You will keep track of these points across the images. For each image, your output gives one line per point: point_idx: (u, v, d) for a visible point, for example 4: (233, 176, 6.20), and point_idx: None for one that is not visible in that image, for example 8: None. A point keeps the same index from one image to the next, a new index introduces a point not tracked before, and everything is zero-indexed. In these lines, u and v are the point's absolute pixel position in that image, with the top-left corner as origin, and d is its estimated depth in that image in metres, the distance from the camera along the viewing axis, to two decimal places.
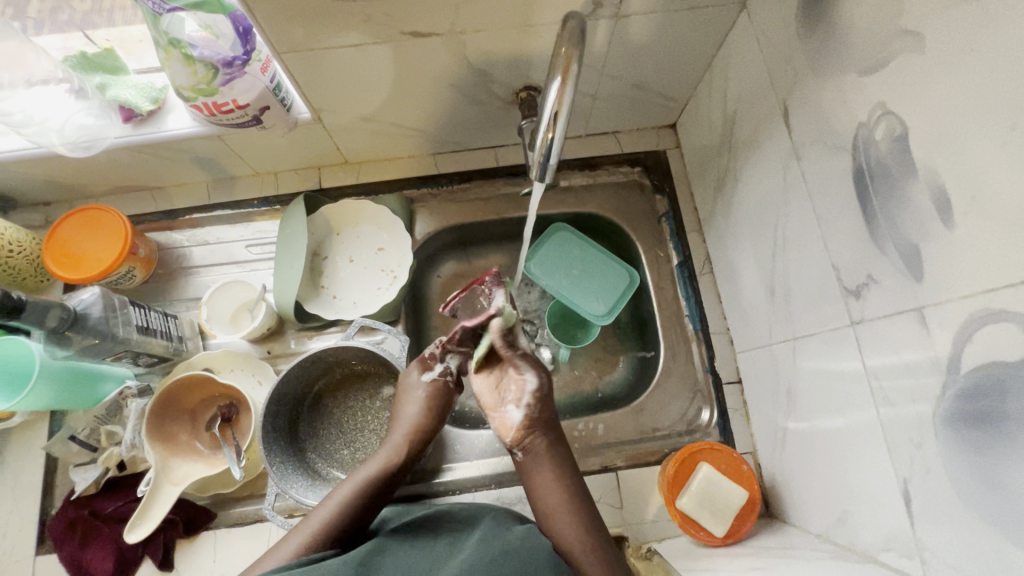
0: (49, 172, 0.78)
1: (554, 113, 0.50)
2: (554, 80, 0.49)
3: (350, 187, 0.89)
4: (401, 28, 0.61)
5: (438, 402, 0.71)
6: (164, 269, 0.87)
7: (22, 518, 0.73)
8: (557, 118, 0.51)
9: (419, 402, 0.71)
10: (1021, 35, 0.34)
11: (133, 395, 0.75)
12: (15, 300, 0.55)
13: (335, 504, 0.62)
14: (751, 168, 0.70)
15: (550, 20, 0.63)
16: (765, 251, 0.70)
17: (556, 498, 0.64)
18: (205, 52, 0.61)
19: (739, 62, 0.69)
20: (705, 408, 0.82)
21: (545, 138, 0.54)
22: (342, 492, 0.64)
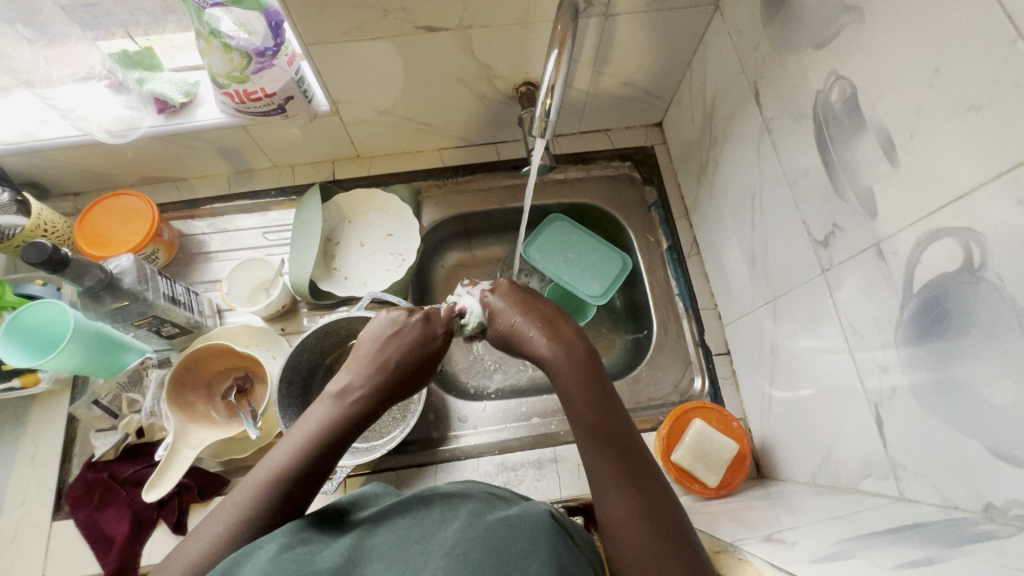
0: (84, 161, 0.85)
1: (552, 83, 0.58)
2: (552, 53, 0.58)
3: (362, 179, 0.96)
4: (416, 23, 0.69)
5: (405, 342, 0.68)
6: (183, 254, 0.92)
7: (41, 484, 0.76)
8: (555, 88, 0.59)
9: (383, 338, 0.67)
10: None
11: (154, 365, 0.79)
12: (63, 256, 0.59)
13: (291, 449, 0.58)
14: (729, 150, 0.78)
15: (548, 17, 0.72)
16: (745, 223, 0.77)
17: (588, 414, 0.59)
18: (241, 43, 0.68)
19: (714, 57, 0.78)
20: (697, 378, 0.86)
21: (544, 106, 0.62)
22: (296, 438, 0.59)
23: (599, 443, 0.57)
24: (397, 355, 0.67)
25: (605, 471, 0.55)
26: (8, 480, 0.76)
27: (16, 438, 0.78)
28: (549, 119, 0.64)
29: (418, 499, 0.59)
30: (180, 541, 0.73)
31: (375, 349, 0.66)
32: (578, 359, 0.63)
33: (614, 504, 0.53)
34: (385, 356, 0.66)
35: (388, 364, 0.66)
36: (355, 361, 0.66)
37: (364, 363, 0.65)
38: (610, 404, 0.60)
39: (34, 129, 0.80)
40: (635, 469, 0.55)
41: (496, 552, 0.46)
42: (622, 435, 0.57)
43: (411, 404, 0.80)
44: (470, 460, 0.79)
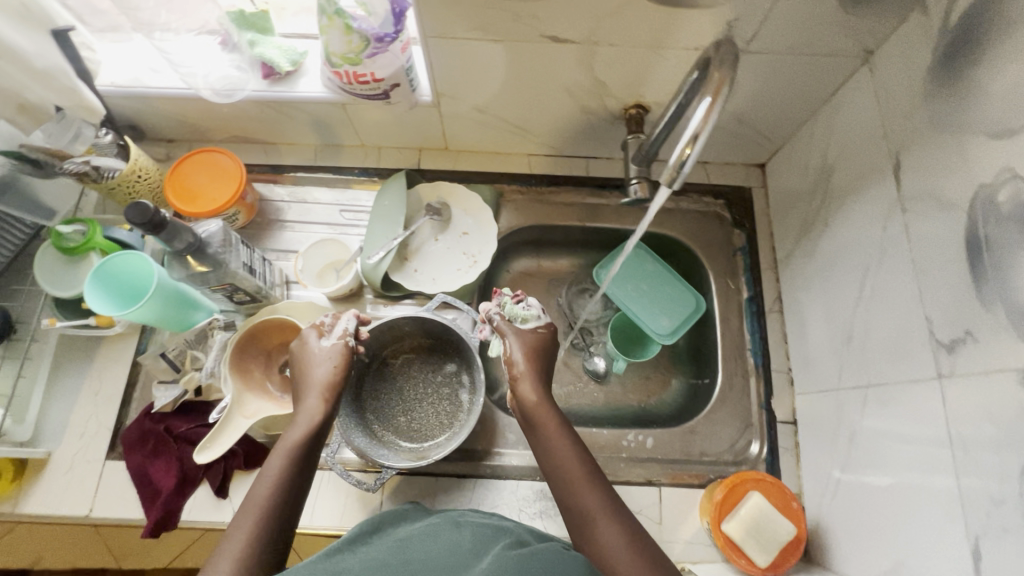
0: (184, 112, 0.85)
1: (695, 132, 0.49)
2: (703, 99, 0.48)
3: (446, 172, 0.94)
4: (543, 31, 0.66)
5: (343, 365, 0.67)
6: (261, 218, 0.92)
7: (100, 422, 0.78)
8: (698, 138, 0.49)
9: (329, 361, 0.67)
10: None
11: (220, 327, 0.80)
12: (161, 218, 0.59)
13: (273, 473, 0.58)
14: (845, 216, 0.72)
15: (680, 45, 0.67)
16: (846, 296, 0.71)
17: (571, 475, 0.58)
18: (362, 25, 0.66)
19: (849, 113, 0.72)
20: (755, 441, 0.82)
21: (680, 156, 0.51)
22: (271, 468, 0.59)
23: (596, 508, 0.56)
24: (344, 374, 0.68)
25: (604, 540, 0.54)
26: (70, 412, 0.78)
27: (83, 372, 0.80)
28: (681, 168, 0.52)
29: (450, 522, 0.60)
30: (220, 504, 0.75)
31: (309, 378, 0.66)
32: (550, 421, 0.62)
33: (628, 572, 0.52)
34: (332, 384, 0.66)
35: (334, 383, 0.66)
36: (308, 390, 0.65)
37: (311, 396, 0.65)
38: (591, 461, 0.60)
39: (143, 76, 0.80)
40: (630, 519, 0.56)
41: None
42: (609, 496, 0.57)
43: (462, 414, 0.80)
44: (509, 481, 0.79)
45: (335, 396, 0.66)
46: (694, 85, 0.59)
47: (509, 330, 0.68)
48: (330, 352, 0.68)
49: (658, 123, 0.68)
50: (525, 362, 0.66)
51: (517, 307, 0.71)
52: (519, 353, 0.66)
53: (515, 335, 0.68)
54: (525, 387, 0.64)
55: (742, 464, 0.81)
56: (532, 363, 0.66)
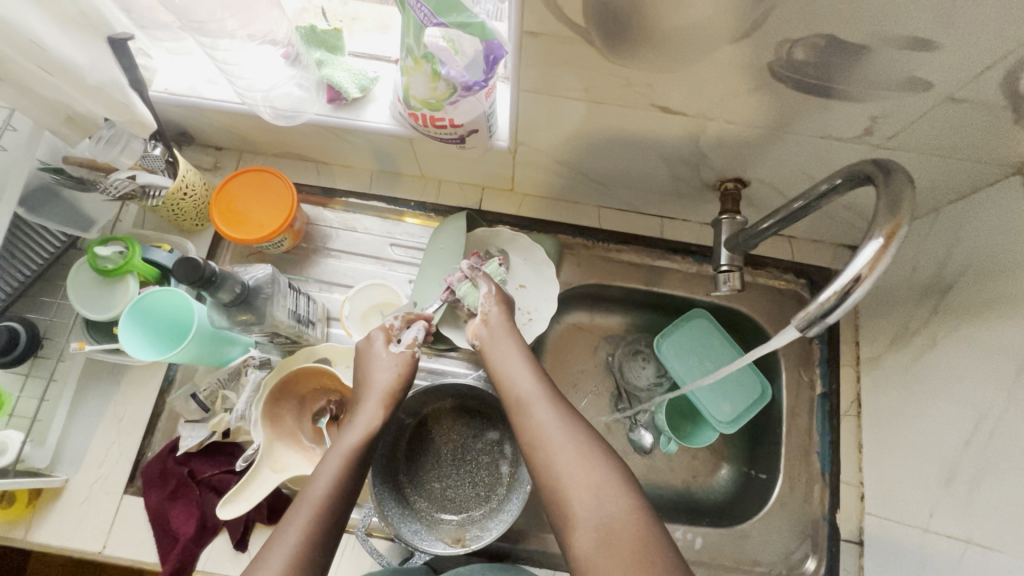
0: (238, 125, 0.78)
1: (858, 276, 0.41)
2: (871, 239, 0.42)
3: (508, 215, 0.87)
4: (655, 101, 0.58)
5: (408, 372, 0.67)
6: (306, 243, 0.86)
7: (121, 452, 0.74)
8: (857, 283, 0.42)
9: (391, 367, 0.66)
10: None
11: (254, 365, 0.75)
12: (208, 272, 0.53)
13: (330, 473, 0.57)
14: (961, 340, 0.64)
15: (808, 132, 0.59)
16: (950, 430, 0.64)
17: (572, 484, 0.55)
18: (452, 72, 0.58)
19: (984, 224, 0.63)
20: (813, 556, 0.76)
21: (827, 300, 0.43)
22: (326, 470, 0.58)
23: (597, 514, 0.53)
24: (406, 383, 0.67)
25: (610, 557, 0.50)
26: (91, 437, 0.74)
27: (108, 395, 0.75)
28: (824, 314, 0.44)
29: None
30: (238, 557, 0.70)
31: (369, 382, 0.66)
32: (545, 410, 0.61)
33: None
34: (391, 391, 0.65)
35: (395, 391, 0.65)
36: (367, 395, 0.64)
37: (370, 401, 0.64)
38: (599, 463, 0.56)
39: (200, 87, 0.73)
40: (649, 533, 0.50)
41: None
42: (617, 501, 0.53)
43: (501, 490, 0.74)
44: (544, 568, 0.73)
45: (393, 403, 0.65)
46: (831, 194, 0.51)
47: (485, 277, 0.73)
48: (392, 356, 0.67)
49: (770, 216, 0.61)
50: (498, 304, 0.71)
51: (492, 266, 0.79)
52: (498, 310, 0.70)
53: (493, 283, 0.73)
54: (498, 325, 0.69)
55: None
56: (508, 317, 0.70)
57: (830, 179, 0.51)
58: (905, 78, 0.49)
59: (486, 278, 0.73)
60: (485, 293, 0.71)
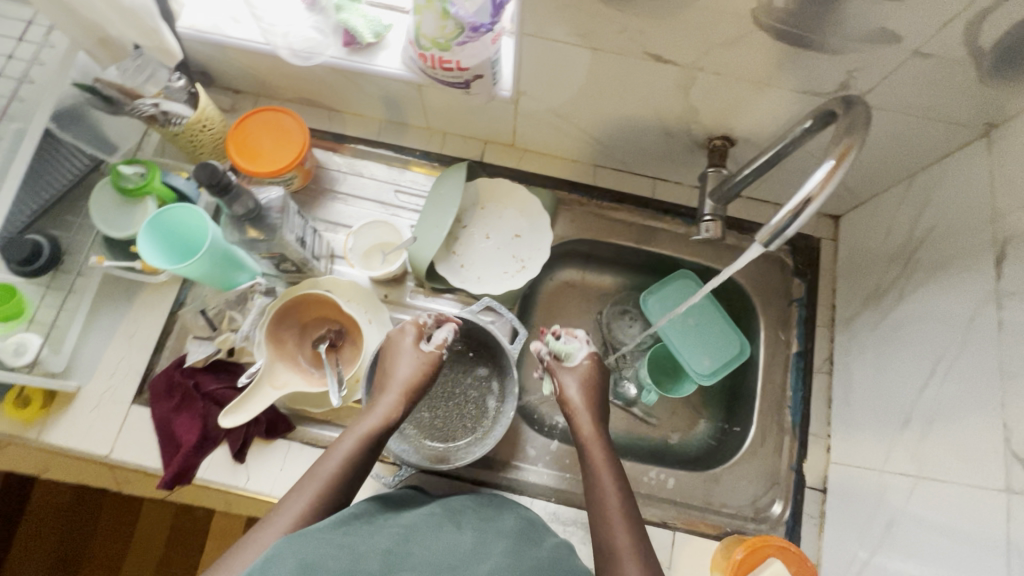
0: (257, 66, 0.83)
1: (808, 198, 0.46)
2: (825, 161, 0.46)
3: (508, 169, 0.91)
4: (648, 49, 0.62)
5: (433, 369, 0.70)
6: (315, 185, 0.90)
7: (130, 365, 0.78)
8: (808, 204, 0.47)
9: (414, 362, 0.69)
10: None
11: (260, 292, 0.80)
12: (226, 181, 0.58)
13: (343, 453, 0.62)
14: (925, 294, 0.68)
15: (790, 86, 0.63)
16: (910, 379, 0.68)
17: (602, 501, 0.64)
18: (461, 12, 0.62)
19: (952, 185, 0.67)
20: (779, 502, 0.80)
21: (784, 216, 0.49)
22: (343, 447, 0.63)
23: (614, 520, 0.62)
24: (428, 379, 0.69)
25: (616, 549, 0.60)
26: (103, 350, 0.78)
27: (121, 312, 0.80)
28: (783, 230, 0.50)
29: (448, 519, 0.63)
30: (236, 468, 0.75)
31: (394, 376, 0.68)
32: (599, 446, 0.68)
33: None
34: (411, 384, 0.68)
35: (417, 385, 0.68)
36: (389, 385, 0.67)
37: (390, 396, 0.66)
38: (628, 491, 0.65)
39: (223, 24, 0.77)
40: (649, 552, 0.60)
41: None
42: (631, 514, 0.63)
43: (488, 422, 0.78)
44: (523, 496, 0.78)
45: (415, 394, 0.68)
46: (803, 136, 0.55)
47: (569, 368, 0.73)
48: (412, 350, 0.70)
49: (745, 168, 0.66)
50: (574, 403, 0.71)
51: (562, 343, 0.75)
52: (582, 385, 0.72)
53: (561, 374, 0.73)
54: (583, 434, 0.69)
55: (762, 523, 0.79)
56: (593, 391, 0.72)
57: (800, 122, 0.55)
58: (875, 29, 0.53)
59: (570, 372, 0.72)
60: (565, 386, 0.72)
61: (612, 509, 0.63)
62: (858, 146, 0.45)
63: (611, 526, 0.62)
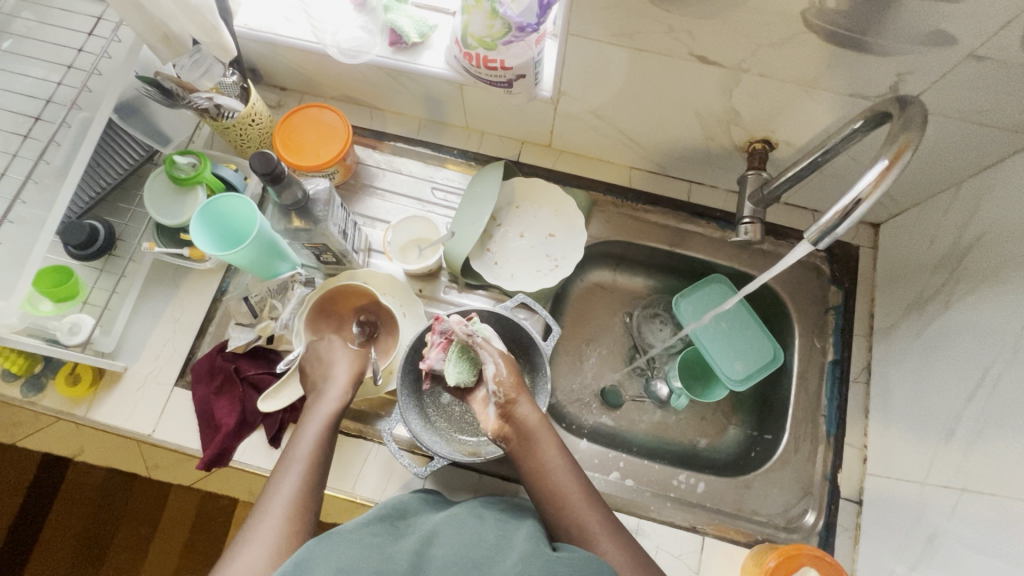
0: (306, 65, 0.86)
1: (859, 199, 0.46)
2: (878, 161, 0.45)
3: (543, 170, 0.92)
4: (693, 50, 0.63)
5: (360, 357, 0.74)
6: (354, 181, 0.92)
7: (174, 348, 0.81)
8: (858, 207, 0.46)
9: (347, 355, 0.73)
10: None
11: (300, 282, 0.82)
12: (278, 170, 0.60)
13: (313, 436, 0.64)
14: (972, 303, 0.67)
15: (837, 89, 0.62)
16: (956, 390, 0.66)
17: (558, 485, 0.64)
18: (509, 11, 0.64)
19: (1005, 192, 0.65)
20: (812, 512, 0.79)
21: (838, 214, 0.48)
22: (315, 423, 0.66)
23: (575, 499, 0.63)
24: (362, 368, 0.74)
25: (587, 524, 0.61)
26: (150, 333, 0.81)
27: (168, 297, 0.83)
28: (833, 228, 0.49)
29: (473, 514, 0.59)
30: (272, 452, 0.77)
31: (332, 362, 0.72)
32: (543, 430, 0.66)
33: (609, 551, 0.59)
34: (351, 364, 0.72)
35: (352, 368, 0.72)
36: (330, 375, 0.70)
37: (335, 389, 0.69)
38: (572, 463, 0.66)
39: (276, 24, 0.80)
40: (612, 518, 0.63)
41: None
42: (590, 490, 0.64)
43: None
44: None
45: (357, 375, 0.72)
46: (852, 137, 0.55)
47: (492, 349, 0.69)
48: (341, 348, 0.74)
49: (779, 177, 0.67)
50: (507, 385, 0.67)
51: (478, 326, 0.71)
52: (507, 369, 0.68)
53: (489, 355, 0.68)
54: (520, 421, 0.66)
55: (794, 532, 0.77)
56: (516, 372, 0.69)
57: (849, 123, 0.54)
58: (929, 31, 0.53)
59: (494, 351, 0.69)
60: (490, 371, 0.67)
61: (565, 488, 0.63)
62: (913, 145, 0.44)
63: (572, 507, 0.62)
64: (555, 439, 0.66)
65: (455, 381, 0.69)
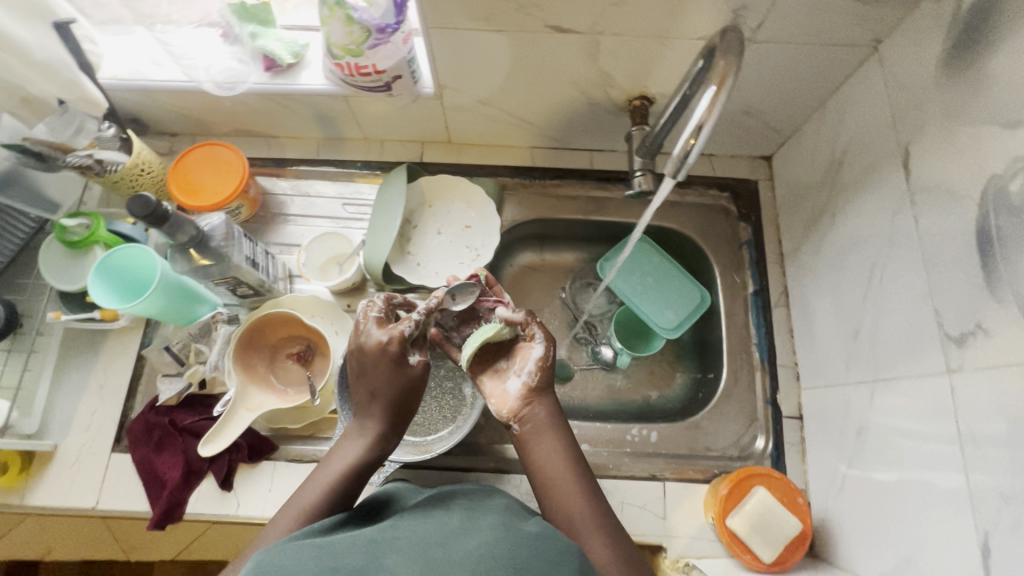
0: (189, 106, 0.85)
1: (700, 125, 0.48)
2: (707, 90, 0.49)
3: (448, 165, 0.94)
4: (546, 21, 0.65)
5: (392, 353, 0.65)
6: (264, 212, 0.92)
7: (105, 415, 0.79)
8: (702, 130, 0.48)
9: (379, 359, 0.65)
10: None
11: (223, 321, 0.81)
12: (162, 211, 0.59)
13: (322, 488, 0.61)
14: (851, 209, 0.71)
15: (686, 34, 0.66)
16: (854, 291, 0.70)
17: (561, 481, 0.62)
18: (364, 16, 0.66)
19: (859, 102, 0.70)
20: (760, 436, 0.82)
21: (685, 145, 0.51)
22: (327, 475, 0.63)
23: (573, 495, 0.61)
24: (398, 371, 0.65)
25: (580, 522, 0.59)
26: (76, 405, 0.79)
27: (89, 365, 0.81)
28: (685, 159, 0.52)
29: (435, 506, 0.59)
30: (225, 496, 0.75)
31: (372, 386, 0.65)
32: (551, 427, 0.66)
33: (598, 552, 0.56)
34: (391, 391, 0.65)
35: (390, 399, 0.65)
36: (364, 397, 0.66)
37: (364, 429, 0.65)
38: (580, 461, 0.64)
39: (145, 69, 0.80)
40: (611, 520, 0.60)
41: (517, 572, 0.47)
42: (593, 490, 0.62)
43: (466, 407, 0.79)
44: (513, 474, 0.79)
45: (394, 410, 0.66)
46: (700, 75, 0.58)
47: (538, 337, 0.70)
48: (384, 354, 0.65)
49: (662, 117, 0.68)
50: (539, 374, 0.68)
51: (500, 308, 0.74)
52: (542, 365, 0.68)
53: (538, 344, 0.69)
54: (539, 408, 0.67)
55: (748, 459, 0.81)
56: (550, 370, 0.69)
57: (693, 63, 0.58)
58: None
59: (540, 340, 0.69)
60: (529, 357, 0.69)
61: (566, 481, 0.62)
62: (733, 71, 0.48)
63: (568, 500, 0.60)
64: (567, 436, 0.65)
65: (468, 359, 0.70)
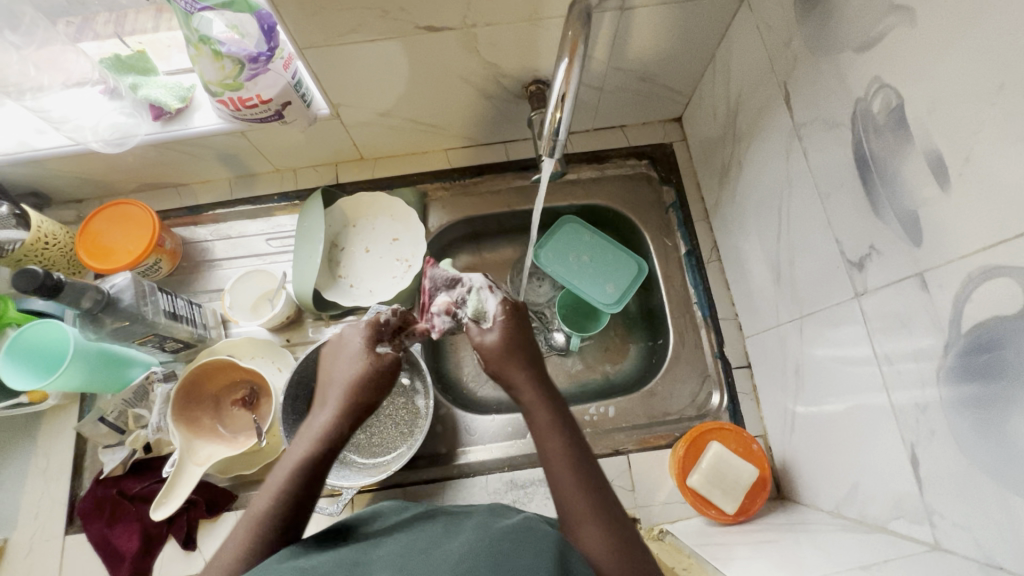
0: (85, 170, 0.83)
1: (562, 94, 0.57)
2: (562, 61, 0.56)
3: (366, 182, 0.93)
4: (416, 22, 0.65)
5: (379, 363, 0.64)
6: (187, 262, 0.90)
7: (53, 498, 0.76)
8: (564, 100, 0.58)
9: (356, 362, 0.65)
10: (1002, 18, 0.37)
11: (159, 379, 0.80)
12: (55, 280, 0.59)
13: (272, 489, 0.53)
14: (753, 156, 0.73)
15: (558, 13, 0.66)
16: (771, 234, 0.71)
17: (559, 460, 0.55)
18: (232, 49, 0.65)
19: (741, 50, 0.71)
20: (715, 392, 0.83)
21: (553, 119, 0.61)
22: (279, 471, 0.55)
23: (571, 476, 0.54)
24: (374, 375, 0.64)
25: (577, 508, 0.52)
26: (22, 493, 0.76)
27: (29, 451, 0.78)
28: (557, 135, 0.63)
29: (421, 517, 0.56)
30: (189, 557, 0.73)
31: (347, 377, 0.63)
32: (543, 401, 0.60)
33: (592, 539, 0.49)
34: (361, 387, 0.63)
35: (359, 392, 0.62)
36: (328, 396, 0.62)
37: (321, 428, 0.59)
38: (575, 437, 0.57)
39: (30, 139, 0.78)
40: (611, 504, 0.52)
41: (499, 567, 0.42)
42: (592, 472, 0.54)
43: (420, 420, 0.78)
44: (479, 477, 0.79)
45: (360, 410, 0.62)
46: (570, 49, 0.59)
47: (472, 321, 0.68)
48: (360, 350, 0.66)
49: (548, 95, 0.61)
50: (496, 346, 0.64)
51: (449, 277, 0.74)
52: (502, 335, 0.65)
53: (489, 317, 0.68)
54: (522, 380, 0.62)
55: (706, 416, 0.82)
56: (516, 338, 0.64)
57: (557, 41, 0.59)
58: None
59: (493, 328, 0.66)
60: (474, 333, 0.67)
61: (561, 461, 0.55)
62: (582, 40, 0.55)
63: (563, 484, 0.54)
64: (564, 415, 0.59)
65: (481, 313, 0.68)
